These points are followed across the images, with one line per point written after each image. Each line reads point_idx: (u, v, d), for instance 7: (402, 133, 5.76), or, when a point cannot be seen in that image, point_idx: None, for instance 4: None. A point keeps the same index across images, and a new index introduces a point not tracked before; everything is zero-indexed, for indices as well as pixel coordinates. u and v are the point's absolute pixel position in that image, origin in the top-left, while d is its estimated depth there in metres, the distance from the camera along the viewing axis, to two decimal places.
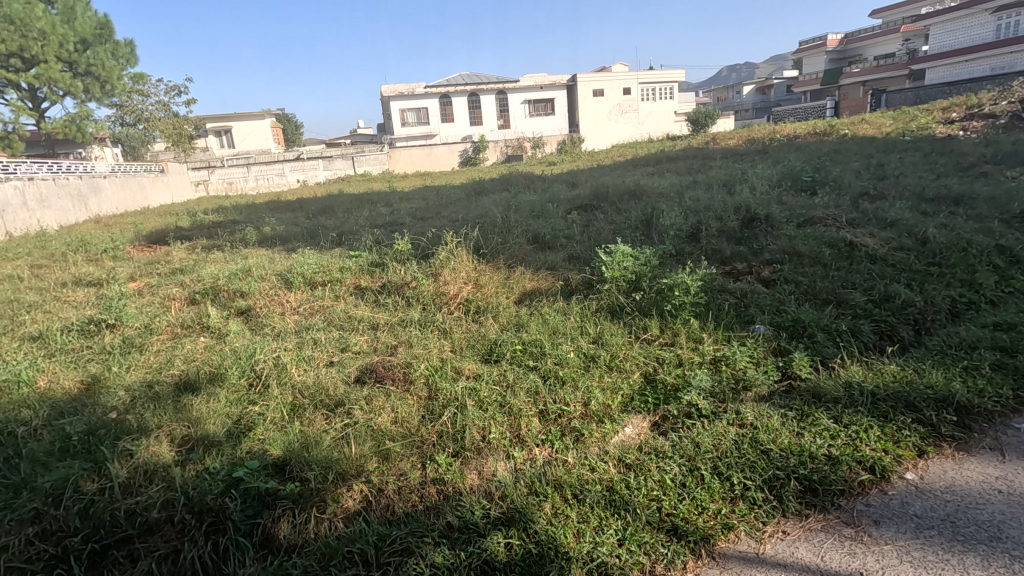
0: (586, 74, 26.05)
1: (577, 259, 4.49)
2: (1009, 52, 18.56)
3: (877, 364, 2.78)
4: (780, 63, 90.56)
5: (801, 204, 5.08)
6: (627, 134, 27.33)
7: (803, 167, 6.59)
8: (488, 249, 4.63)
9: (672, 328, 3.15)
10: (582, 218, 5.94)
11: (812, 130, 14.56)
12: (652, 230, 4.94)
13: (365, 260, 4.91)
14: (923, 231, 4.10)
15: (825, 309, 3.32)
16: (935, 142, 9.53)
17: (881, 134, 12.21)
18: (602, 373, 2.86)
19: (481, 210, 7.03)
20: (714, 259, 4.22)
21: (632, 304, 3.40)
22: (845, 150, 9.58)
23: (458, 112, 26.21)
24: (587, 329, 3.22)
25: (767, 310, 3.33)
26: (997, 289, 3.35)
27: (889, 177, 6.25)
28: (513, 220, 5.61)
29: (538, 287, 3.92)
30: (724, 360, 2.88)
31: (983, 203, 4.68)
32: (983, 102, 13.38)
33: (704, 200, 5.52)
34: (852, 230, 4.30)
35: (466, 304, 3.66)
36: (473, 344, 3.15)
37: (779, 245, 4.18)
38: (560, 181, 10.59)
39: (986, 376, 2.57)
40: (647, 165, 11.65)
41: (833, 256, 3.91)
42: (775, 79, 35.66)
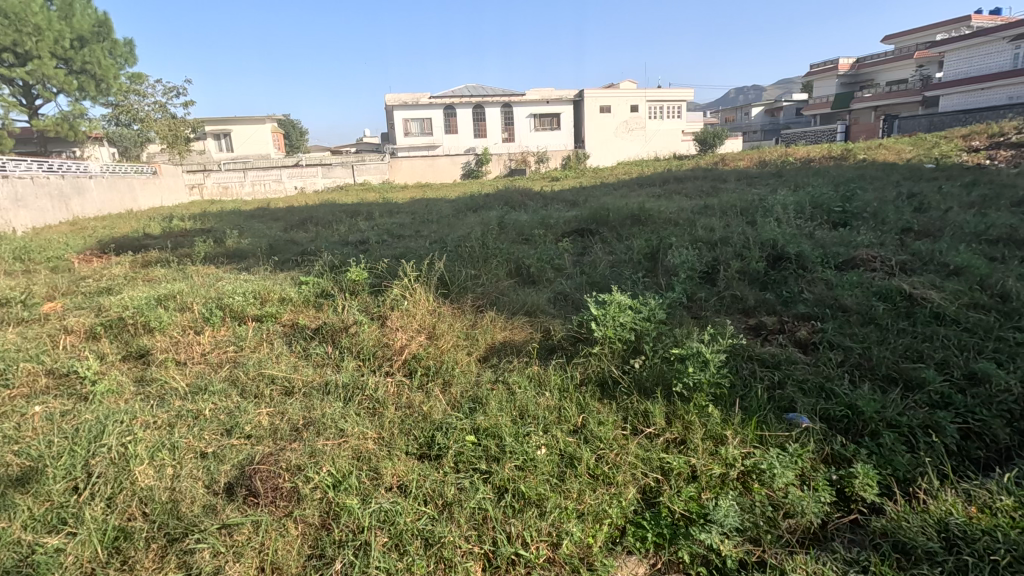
0: (594, 90, 25.53)
1: (566, 301, 3.67)
2: None
3: (979, 493, 1.91)
4: (788, 86, 90.19)
5: (836, 240, 4.25)
6: (633, 152, 26.66)
7: (831, 194, 5.76)
8: (458, 285, 3.81)
9: (682, 418, 2.31)
10: (576, 245, 5.12)
11: (827, 153, 13.76)
12: (658, 268, 4.11)
13: (311, 288, 4.05)
14: (998, 284, 3.25)
15: (888, 393, 2.46)
16: (967, 170, 8.70)
17: (903, 160, 11.41)
18: (582, 488, 1.99)
19: (465, 230, 6.19)
20: (733, 309, 3.40)
21: (628, 379, 2.56)
22: (868, 176, 8.75)
23: (461, 124, 25.49)
24: (566, 415, 2.37)
25: (811, 392, 2.48)
26: None
27: (931, 210, 5.40)
28: (495, 245, 4.77)
29: (511, 342, 3.09)
30: (756, 475, 2.02)
31: None
32: (1008, 130, 12.57)
33: (719, 230, 4.71)
34: (907, 279, 3.46)
35: (413, 363, 2.82)
36: (408, 432, 2.30)
37: (817, 296, 3.35)
38: (559, 199, 9.78)
39: None
40: (654, 185, 10.81)
41: (888, 312, 3.07)
42: (785, 101, 34.97)
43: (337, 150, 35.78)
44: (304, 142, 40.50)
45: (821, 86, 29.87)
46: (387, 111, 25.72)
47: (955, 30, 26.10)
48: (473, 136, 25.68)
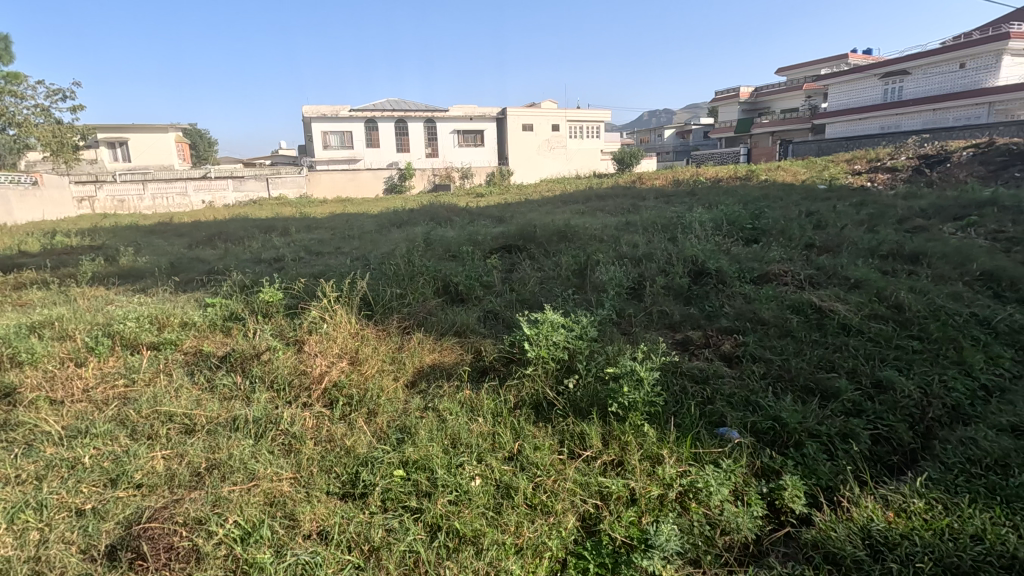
0: (516, 108, 26.01)
1: (496, 320, 3.60)
2: (896, 113, 20.16)
3: (894, 497, 1.98)
4: (695, 111, 96.55)
5: (750, 256, 4.47)
6: (555, 169, 27.40)
7: (741, 212, 6.11)
8: (382, 308, 3.63)
9: (618, 439, 2.28)
10: (504, 262, 5.08)
11: (733, 173, 14.75)
12: (586, 285, 4.13)
13: (217, 310, 3.68)
14: (894, 295, 3.52)
15: (808, 403, 2.55)
16: (853, 191, 9.57)
17: (798, 181, 12.42)
18: (519, 519, 1.88)
19: (388, 247, 5.98)
20: (660, 324, 3.46)
21: (563, 401, 2.51)
22: (770, 196, 9.42)
23: (384, 138, 24.92)
24: (501, 441, 2.28)
25: (737, 405, 2.54)
26: (989, 372, 2.73)
27: (829, 226, 5.85)
28: (421, 263, 4.62)
29: (440, 365, 2.96)
30: (693, 493, 2.00)
31: (940, 262, 4.25)
32: (884, 156, 14.05)
33: (643, 246, 4.83)
34: (815, 292, 3.68)
35: (334, 392, 2.63)
36: (330, 470, 2.11)
37: (736, 309, 3.48)
38: (486, 215, 9.74)
39: None
40: (576, 202, 11.05)
41: (801, 325, 3.24)
42: (693, 124, 37.35)
43: (250, 162, 33.98)
44: (213, 153, 38.12)
45: (725, 111, 32.13)
46: (305, 122, 24.67)
47: (836, 65, 29.07)
48: (396, 151, 25.18)
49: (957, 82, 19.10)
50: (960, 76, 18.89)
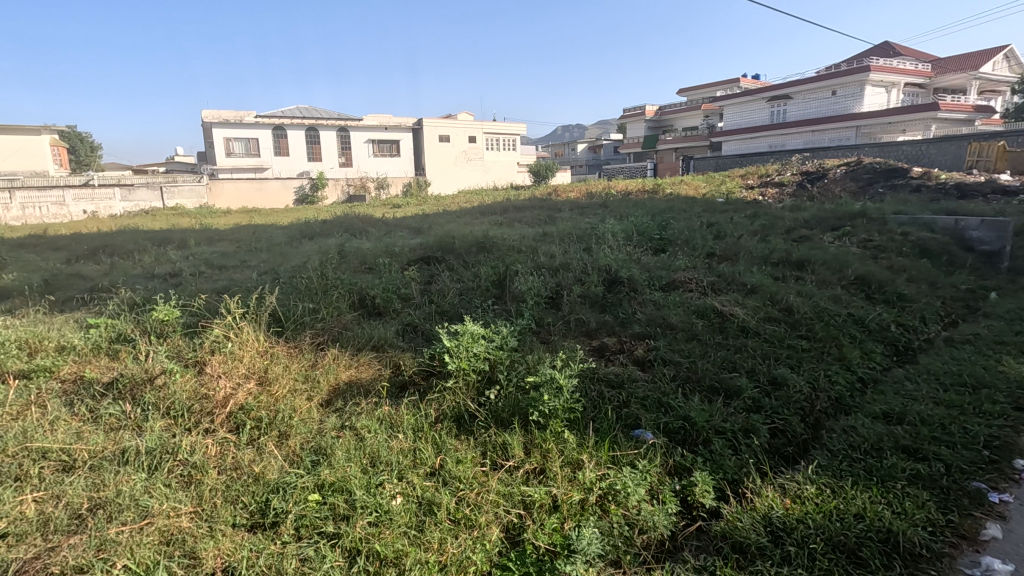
0: (432, 119, 25.92)
1: (415, 333, 3.54)
2: (781, 133, 22.25)
3: (790, 485, 2.15)
4: (606, 127, 100.96)
5: (659, 265, 4.71)
6: (473, 180, 27.63)
7: (650, 223, 6.44)
8: (294, 324, 3.45)
9: (540, 447, 2.30)
10: (422, 273, 5.01)
11: (641, 186, 15.54)
12: (505, 295, 4.16)
13: (102, 332, 3.32)
14: (784, 299, 3.85)
15: (714, 402, 2.72)
16: (747, 204, 10.41)
17: (699, 194, 13.31)
18: (443, 535, 1.84)
19: (300, 260, 5.71)
20: (578, 333, 3.55)
21: (485, 412, 2.51)
22: (675, 208, 10.02)
23: (293, 146, 23.69)
24: (422, 457, 2.23)
25: (651, 407, 2.66)
26: (864, 366, 3.06)
27: (727, 237, 6.32)
28: (335, 276, 4.45)
29: (357, 382, 2.85)
30: (612, 496, 2.06)
31: (822, 268, 4.71)
32: (772, 172, 15.42)
33: (559, 257, 4.96)
34: (717, 297, 3.94)
35: (241, 415, 2.46)
36: (236, 500, 1.97)
37: (648, 315, 3.66)
38: (402, 226, 9.58)
39: (909, 495, 2.04)
40: (494, 213, 11.13)
41: (706, 329, 3.45)
42: (604, 140, 39.05)
43: (141, 168, 31.19)
44: (96, 158, 34.63)
45: (632, 128, 33.88)
46: (205, 127, 23.02)
47: (729, 89, 31.61)
48: (307, 160, 24.02)
49: (830, 107, 21.41)
50: (832, 101, 21.22)
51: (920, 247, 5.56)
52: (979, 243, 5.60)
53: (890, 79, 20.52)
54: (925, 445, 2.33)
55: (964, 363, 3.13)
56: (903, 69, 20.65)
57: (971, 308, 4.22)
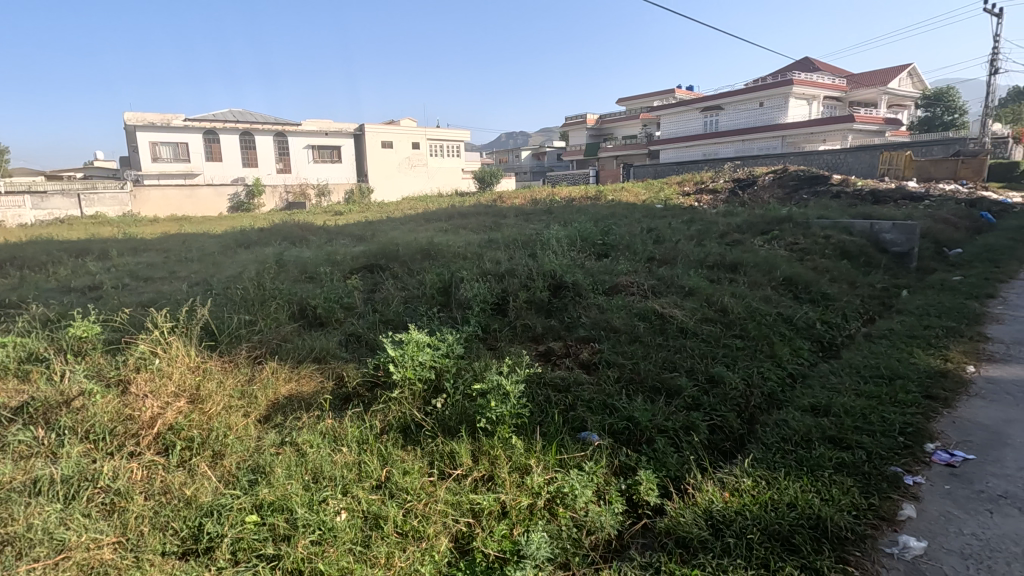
0: (374, 125, 25.52)
1: (358, 343, 3.45)
2: (715, 142, 23.31)
3: (729, 478, 2.23)
4: (549, 135, 102.62)
5: (602, 269, 4.82)
6: (417, 187, 27.49)
7: (593, 228, 6.59)
8: (229, 338, 3.30)
9: (488, 454, 2.30)
10: (365, 282, 4.91)
11: (584, 193, 15.87)
12: (451, 302, 4.14)
13: (9, 352, 3.04)
14: (720, 300, 4.03)
15: (657, 401, 2.80)
16: (684, 210, 10.83)
17: (640, 201, 13.74)
18: (389, 549, 1.80)
19: (235, 270, 5.46)
20: (524, 338, 3.58)
21: (432, 421, 2.49)
22: (617, 214, 10.29)
23: (227, 152, 22.65)
24: (367, 470, 2.18)
25: (597, 409, 2.70)
26: (793, 363, 3.24)
27: (666, 241, 6.54)
28: (273, 286, 4.31)
29: (299, 396, 2.75)
30: (560, 499, 2.08)
31: (753, 270, 4.97)
32: (706, 179, 16.13)
33: (505, 263, 4.98)
34: (658, 300, 4.07)
35: (171, 436, 2.32)
36: (165, 527, 1.85)
37: (592, 319, 3.73)
38: (345, 234, 9.35)
39: (836, 482, 2.17)
40: (440, 220, 11.07)
41: (647, 331, 3.56)
42: (547, 147, 39.66)
43: (54, 173, 28.92)
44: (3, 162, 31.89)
45: (574, 136, 34.58)
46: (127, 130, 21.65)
47: (665, 99, 32.86)
48: (242, 166, 23.01)
49: (758, 118, 22.65)
50: (760, 112, 22.46)
51: (840, 249, 5.95)
52: (892, 245, 6.05)
53: (810, 92, 21.93)
54: (849, 434, 2.48)
55: (881, 357, 3.37)
56: (822, 84, 22.14)
57: (886, 305, 4.55)
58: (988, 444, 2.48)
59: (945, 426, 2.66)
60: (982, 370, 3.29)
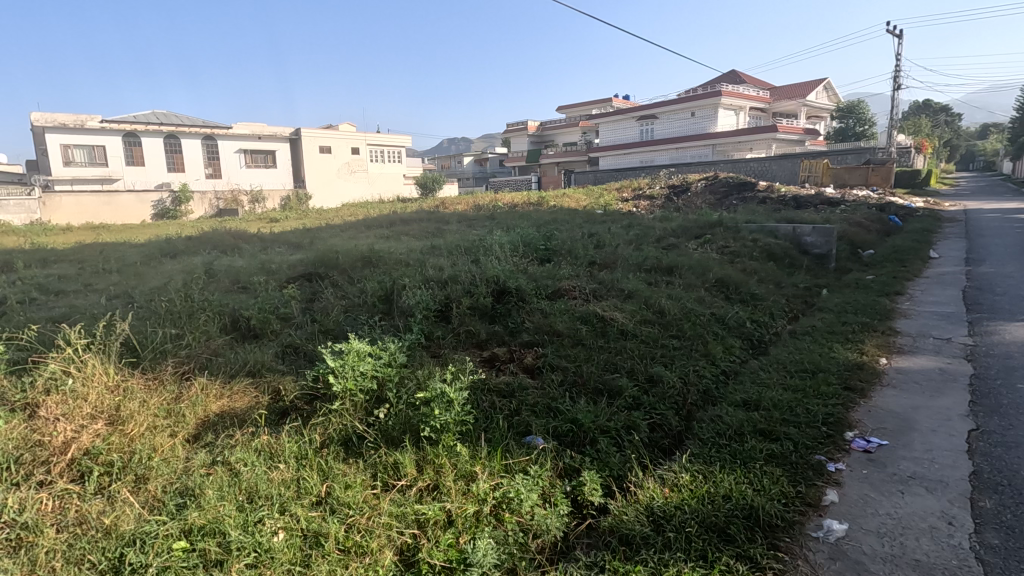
0: (311, 129, 24.80)
1: (296, 355, 3.33)
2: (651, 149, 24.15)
3: (668, 475, 2.31)
4: (491, 141, 103.15)
5: (544, 274, 4.88)
6: (357, 193, 26.97)
7: (535, 234, 6.66)
8: (153, 354, 3.10)
9: (433, 463, 2.27)
10: (303, 291, 4.74)
11: (526, 199, 16.02)
12: (393, 311, 4.06)
13: None
14: (657, 303, 4.17)
15: (599, 402, 2.86)
16: (622, 215, 11.15)
17: (581, 206, 14.01)
18: (331, 567, 1.74)
19: (160, 281, 5.13)
20: (468, 344, 3.57)
21: (374, 432, 2.43)
22: (559, 219, 10.45)
23: (150, 156, 21.33)
24: (307, 486, 2.10)
25: (540, 413, 2.73)
26: (726, 361, 3.39)
27: (606, 246, 6.70)
28: (203, 297, 4.09)
29: (231, 413, 2.62)
30: (506, 504, 2.08)
31: (688, 272, 5.18)
32: (644, 185, 16.68)
33: (448, 269, 4.95)
34: (599, 303, 4.16)
35: (87, 462, 2.15)
36: (82, 561, 1.71)
37: (535, 323, 3.77)
38: (281, 242, 9.00)
39: (766, 472, 2.29)
40: (381, 227, 10.86)
41: (589, 334, 3.63)
42: (490, 153, 39.83)
43: None
44: None
45: (516, 142, 34.92)
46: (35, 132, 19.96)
47: (603, 108, 33.80)
48: (167, 171, 21.70)
49: (690, 127, 23.68)
50: (692, 122, 23.50)
51: (767, 252, 6.29)
52: (813, 247, 6.46)
53: (737, 104, 23.16)
54: (778, 427, 2.63)
55: (805, 352, 3.59)
56: (747, 96, 23.45)
57: (809, 303, 4.85)
58: (899, 429, 2.69)
59: (861, 415, 2.86)
60: (893, 362, 3.56)
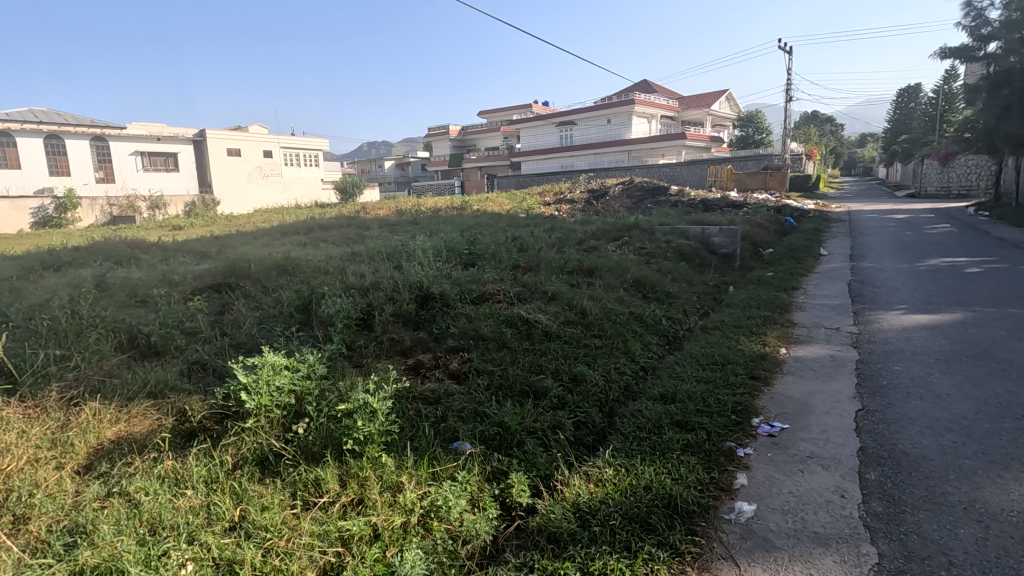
0: (218, 131, 23.35)
1: (203, 372, 3.11)
2: (571, 154, 24.80)
3: (593, 470, 2.37)
4: (412, 145, 101.78)
5: (468, 278, 4.87)
6: (270, 199, 25.81)
7: (459, 238, 6.63)
8: (32, 380, 2.78)
9: (356, 476, 2.20)
10: (211, 303, 4.44)
11: (449, 203, 15.92)
12: (311, 320, 3.89)
13: None
14: (579, 304, 4.28)
15: (525, 404, 2.89)
16: (545, 219, 11.34)
17: (504, 210, 14.12)
18: None
19: (40, 297, 4.61)
20: (392, 352, 3.49)
21: (292, 449, 2.32)
22: (483, 223, 10.47)
23: (27, 158, 19.04)
24: (219, 511, 1.97)
25: (468, 418, 2.72)
26: (645, 358, 3.54)
27: (529, 249, 6.80)
28: (94, 314, 3.73)
29: (128, 439, 2.41)
30: (434, 513, 2.05)
31: (608, 273, 5.37)
32: (564, 189, 17.08)
33: (369, 276, 4.81)
34: (523, 306, 4.21)
35: None
36: None
37: (460, 328, 3.75)
38: (186, 251, 8.37)
39: (682, 461, 2.42)
40: (297, 233, 10.38)
41: (514, 336, 3.67)
42: (411, 157, 39.27)
43: None
44: None
45: (438, 146, 34.67)
46: None
47: (524, 113, 34.34)
48: (49, 175, 19.48)
49: (607, 133, 24.60)
50: (608, 128, 24.41)
51: (679, 252, 6.63)
52: (720, 247, 6.89)
53: (649, 112, 24.33)
54: (692, 417, 2.77)
55: (715, 346, 3.82)
56: (658, 104, 24.70)
57: (719, 300, 5.18)
58: (798, 413, 2.92)
59: (765, 401, 3.09)
60: (791, 351, 3.88)
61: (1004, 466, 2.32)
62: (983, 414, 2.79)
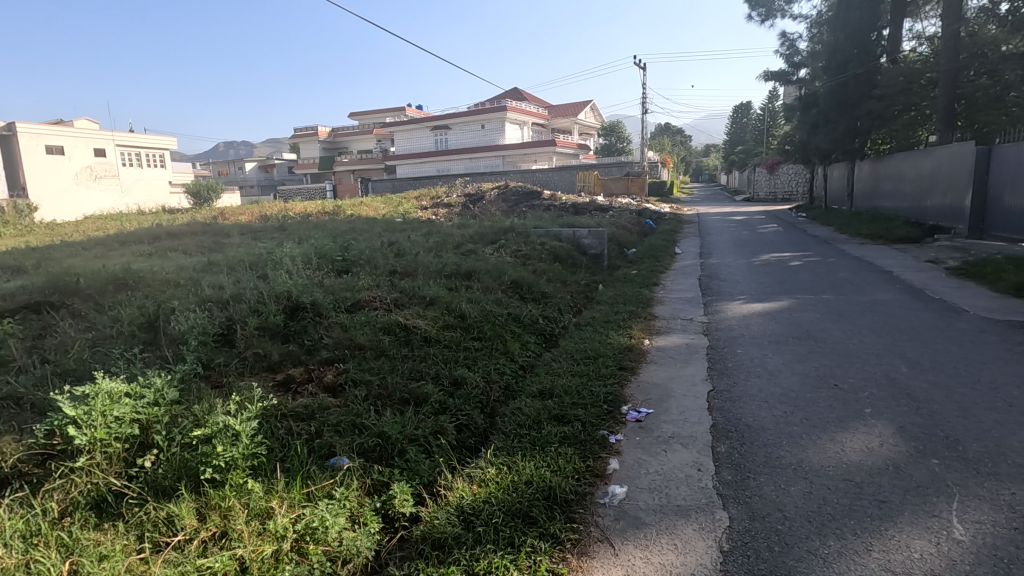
0: (32, 125, 20.04)
1: (18, 408, 2.64)
2: (447, 159, 24.84)
3: (475, 471, 2.39)
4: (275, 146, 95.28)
5: (342, 286, 4.66)
6: (105, 203, 22.75)
7: (331, 244, 6.31)
8: None
9: (218, 507, 2.00)
10: (27, 326, 3.77)
11: (320, 208, 15.09)
12: (159, 340, 3.46)
13: None
14: (458, 307, 4.28)
15: (406, 411, 2.83)
16: (422, 223, 11.19)
17: (380, 215, 13.69)
18: None
19: None
20: (258, 369, 3.24)
21: (137, 486, 2.06)
22: (357, 229, 10.06)
23: None
24: (42, 569, 1.68)
25: (345, 431, 2.61)
26: (523, 358, 3.64)
27: (406, 254, 6.67)
28: None
29: None
30: (309, 534, 1.93)
31: (486, 275, 5.44)
32: (441, 194, 17.02)
33: (229, 287, 4.40)
34: (401, 312, 4.13)
35: None
36: None
37: (334, 338, 3.58)
38: None
39: (559, 453, 2.53)
40: (138, 243, 9.17)
41: (392, 343, 3.58)
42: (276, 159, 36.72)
43: None
44: None
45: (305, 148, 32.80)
46: None
47: (397, 117, 33.73)
48: None
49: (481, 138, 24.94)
50: (482, 133, 24.78)
51: (554, 254, 6.92)
52: (590, 248, 7.30)
53: (520, 119, 25.16)
54: (568, 411, 2.91)
55: (588, 341, 4.05)
56: (529, 112, 25.61)
57: (590, 297, 5.48)
58: (661, 398, 3.19)
59: (632, 389, 3.33)
60: (654, 342, 4.22)
61: (822, 429, 2.74)
62: (806, 385, 3.27)
